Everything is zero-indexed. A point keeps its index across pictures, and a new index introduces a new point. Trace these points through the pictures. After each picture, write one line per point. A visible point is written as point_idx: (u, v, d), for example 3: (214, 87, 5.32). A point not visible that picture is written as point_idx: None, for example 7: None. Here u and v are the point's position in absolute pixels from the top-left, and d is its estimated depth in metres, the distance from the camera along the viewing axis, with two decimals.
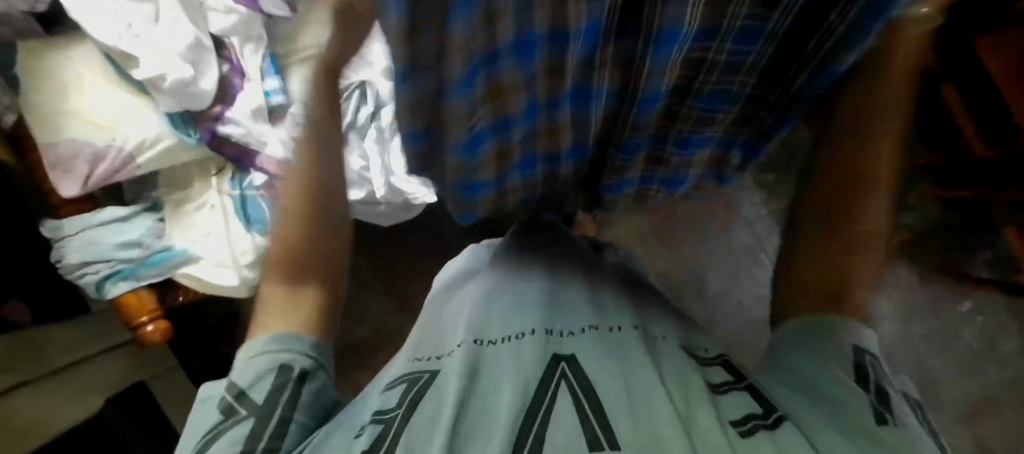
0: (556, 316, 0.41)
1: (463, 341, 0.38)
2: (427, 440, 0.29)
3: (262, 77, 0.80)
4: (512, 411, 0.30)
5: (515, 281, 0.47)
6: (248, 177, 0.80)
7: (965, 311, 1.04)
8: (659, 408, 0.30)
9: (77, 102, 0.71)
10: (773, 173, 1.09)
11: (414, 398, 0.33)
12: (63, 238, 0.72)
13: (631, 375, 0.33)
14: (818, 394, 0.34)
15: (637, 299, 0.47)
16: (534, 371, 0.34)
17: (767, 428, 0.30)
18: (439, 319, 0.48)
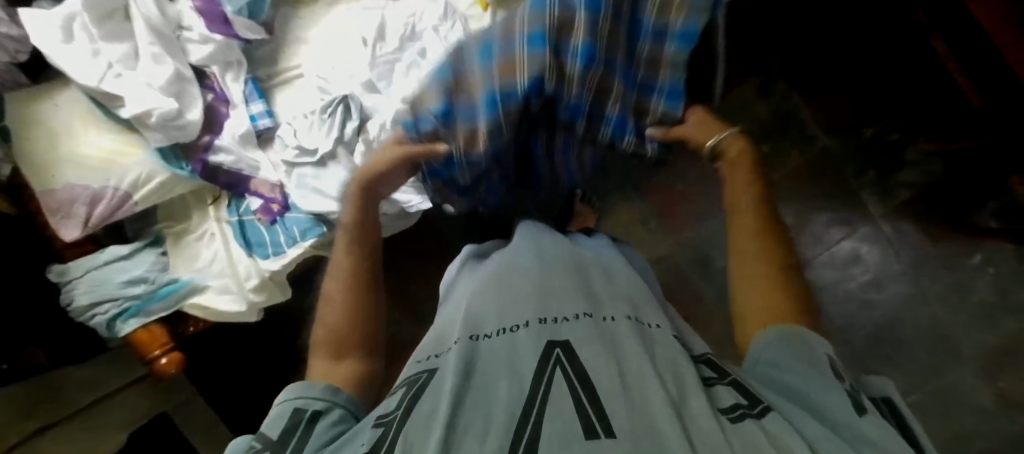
0: (549, 306, 0.42)
1: (459, 338, 0.39)
2: (425, 436, 0.30)
3: (246, 102, 0.80)
4: (509, 405, 0.31)
5: (507, 278, 0.48)
6: (245, 202, 0.81)
7: (976, 264, 1.02)
8: (650, 394, 0.31)
9: (69, 147, 0.71)
10: (768, 144, 1.08)
11: (412, 398, 0.35)
12: (71, 281, 0.73)
13: (625, 364, 0.34)
14: (804, 399, 0.33)
15: (631, 290, 0.47)
16: (530, 364, 0.35)
17: (755, 416, 0.30)
18: (439, 318, 0.50)
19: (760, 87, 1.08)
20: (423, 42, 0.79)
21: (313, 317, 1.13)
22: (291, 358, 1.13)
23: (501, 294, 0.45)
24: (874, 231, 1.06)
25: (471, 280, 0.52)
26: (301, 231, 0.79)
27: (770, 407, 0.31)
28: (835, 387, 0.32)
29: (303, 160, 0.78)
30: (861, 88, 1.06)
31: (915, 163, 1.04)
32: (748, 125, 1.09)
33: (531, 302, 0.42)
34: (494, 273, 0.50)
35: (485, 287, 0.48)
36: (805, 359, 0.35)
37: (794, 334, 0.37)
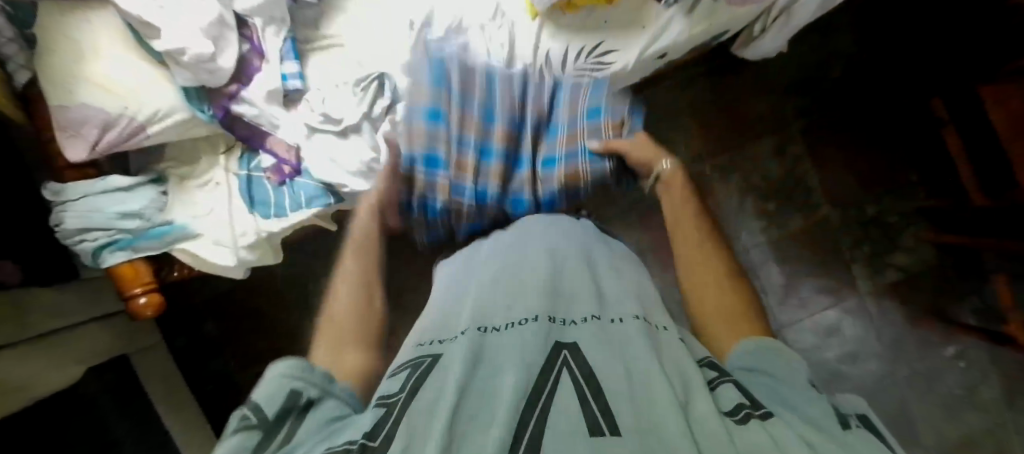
0: (560, 306, 0.43)
1: (467, 328, 0.40)
2: (428, 422, 0.30)
3: (281, 60, 0.80)
4: (515, 395, 0.31)
5: (517, 268, 0.48)
6: (257, 158, 0.80)
7: (950, 356, 1.05)
8: (657, 395, 0.32)
9: (94, 67, 0.70)
10: (774, 203, 1.11)
11: (416, 383, 0.36)
12: (64, 203, 0.71)
13: (633, 367, 0.35)
14: (779, 396, 0.36)
15: (641, 294, 0.47)
16: (537, 356, 0.35)
17: (759, 418, 0.31)
18: (447, 301, 0.50)
19: (776, 146, 1.11)
20: (467, 37, 0.79)
21: (295, 287, 1.12)
22: (267, 323, 1.12)
23: (510, 287, 0.45)
24: (858, 305, 1.08)
25: (479, 267, 0.53)
26: (307, 197, 0.79)
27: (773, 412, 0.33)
28: (816, 399, 0.34)
29: (325, 127, 0.79)
30: (875, 167, 1.08)
31: (908, 248, 1.07)
32: (757, 180, 1.11)
33: (541, 297, 0.43)
34: (506, 263, 0.50)
35: (490, 279, 0.48)
36: (782, 364, 0.39)
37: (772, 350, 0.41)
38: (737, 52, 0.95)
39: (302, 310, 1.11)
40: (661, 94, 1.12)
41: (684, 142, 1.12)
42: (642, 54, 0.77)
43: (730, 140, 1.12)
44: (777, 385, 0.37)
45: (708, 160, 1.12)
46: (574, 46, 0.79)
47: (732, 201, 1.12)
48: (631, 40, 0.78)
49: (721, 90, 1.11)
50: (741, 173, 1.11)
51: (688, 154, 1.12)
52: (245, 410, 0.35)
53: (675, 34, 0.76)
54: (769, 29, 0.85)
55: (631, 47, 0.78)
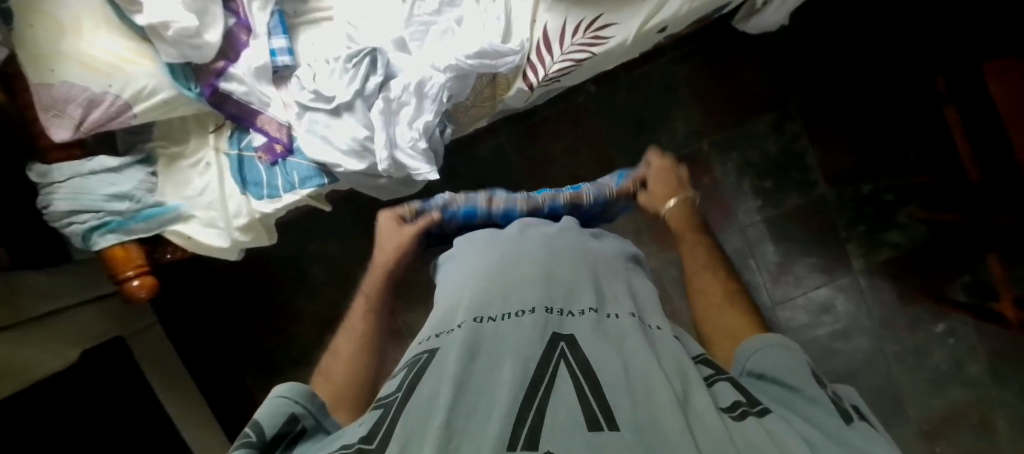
0: (557, 297, 0.44)
1: (464, 320, 0.41)
2: (427, 416, 0.31)
3: (269, 35, 0.77)
4: (511, 389, 0.32)
5: (515, 264, 0.49)
6: (247, 137, 0.78)
7: (939, 332, 1.06)
8: (655, 390, 0.32)
9: (75, 44, 0.67)
10: (771, 181, 1.10)
11: (413, 381, 0.37)
12: (52, 184, 0.69)
13: (629, 359, 0.36)
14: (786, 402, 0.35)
15: (635, 291, 0.48)
16: (534, 351, 0.37)
17: (755, 415, 0.32)
18: (444, 294, 0.51)
19: (774, 123, 1.10)
20: (461, 10, 0.77)
21: (291, 267, 1.11)
22: (264, 305, 1.12)
23: (505, 280, 0.47)
24: (851, 283, 1.10)
25: (476, 260, 0.53)
26: (300, 178, 0.78)
27: (770, 408, 0.33)
28: (815, 393, 0.35)
29: (317, 105, 0.76)
30: (874, 143, 1.07)
31: (902, 226, 1.07)
32: (755, 158, 1.10)
33: (538, 291, 0.44)
34: (502, 255, 0.51)
35: (488, 272, 0.49)
36: (792, 364, 0.38)
37: (778, 345, 0.40)
38: (739, 26, 0.93)
39: (299, 291, 1.11)
40: (659, 71, 1.09)
41: (682, 118, 1.10)
42: (644, 25, 0.74)
43: (729, 117, 1.11)
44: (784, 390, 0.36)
45: (705, 137, 1.11)
46: (572, 18, 0.75)
47: (729, 180, 1.11)
48: (632, 10, 0.74)
49: (721, 67, 1.09)
50: (738, 150, 1.11)
51: (685, 131, 1.11)
52: (247, 431, 0.37)
53: (676, 5, 0.73)
54: (772, 2, 0.83)
55: (632, 19, 0.74)
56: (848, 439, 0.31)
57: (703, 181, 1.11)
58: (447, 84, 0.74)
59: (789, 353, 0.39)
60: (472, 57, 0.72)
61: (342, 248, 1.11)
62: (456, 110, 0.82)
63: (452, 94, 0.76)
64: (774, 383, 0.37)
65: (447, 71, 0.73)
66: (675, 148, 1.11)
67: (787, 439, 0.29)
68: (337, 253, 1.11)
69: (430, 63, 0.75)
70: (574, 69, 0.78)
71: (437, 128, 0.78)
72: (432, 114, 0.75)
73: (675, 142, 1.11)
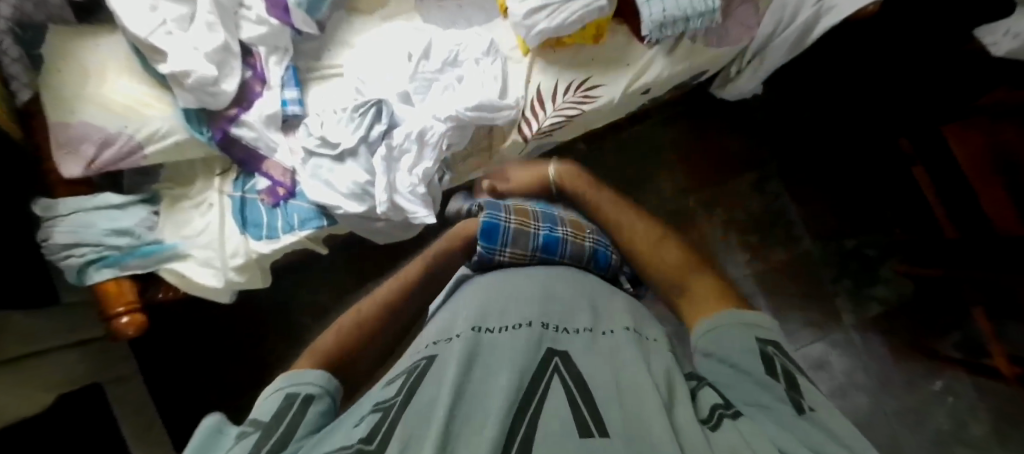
0: (552, 312, 0.44)
1: (461, 329, 0.40)
2: (426, 423, 0.30)
3: (282, 86, 0.82)
4: (507, 397, 0.31)
5: (510, 281, 0.49)
6: (252, 180, 0.81)
7: (936, 390, 1.06)
8: (645, 401, 0.33)
9: (97, 87, 0.72)
10: (757, 236, 1.14)
11: (413, 383, 0.35)
12: (55, 218, 0.70)
13: (621, 374, 0.36)
14: (742, 380, 0.36)
15: (631, 313, 0.48)
16: (530, 363, 0.36)
17: (731, 417, 0.32)
18: (439, 311, 0.50)
19: (756, 182, 1.15)
20: (462, 70, 0.84)
21: (280, 316, 1.10)
22: (249, 354, 1.09)
23: (500, 292, 0.46)
24: (843, 338, 1.10)
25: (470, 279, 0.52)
26: (300, 220, 0.80)
27: (744, 411, 0.33)
28: (770, 384, 0.35)
29: (322, 150, 0.80)
30: (853, 201, 1.12)
31: (887, 282, 1.10)
32: (739, 214, 1.14)
33: (535, 306, 0.44)
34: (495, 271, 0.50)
35: (488, 287, 0.48)
36: (745, 345, 0.38)
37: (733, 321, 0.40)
38: (717, 93, 0.99)
39: (288, 340, 1.09)
40: (645, 133, 1.16)
41: (669, 176, 1.15)
42: (629, 88, 0.82)
43: (713, 176, 1.16)
44: (739, 372, 0.37)
45: (692, 194, 1.15)
46: (561, 80, 0.83)
47: (716, 234, 1.14)
48: (618, 72, 0.82)
49: (703, 130, 1.16)
50: (724, 207, 1.15)
51: (673, 189, 1.15)
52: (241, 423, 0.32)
53: (658, 70, 0.82)
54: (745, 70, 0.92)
55: (618, 82, 0.82)
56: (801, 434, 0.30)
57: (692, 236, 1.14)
58: (447, 133, 0.79)
59: (756, 331, 0.39)
60: (471, 109, 0.78)
61: (334, 297, 1.11)
62: (454, 159, 0.85)
63: (451, 142, 0.80)
64: (722, 362, 0.38)
65: (447, 121, 0.79)
66: (663, 203, 1.15)
67: (758, 442, 0.30)
68: (329, 301, 1.10)
69: (432, 114, 0.80)
70: (566, 124, 0.83)
71: (436, 174, 0.81)
72: (430, 161, 0.79)
73: (664, 198, 1.14)
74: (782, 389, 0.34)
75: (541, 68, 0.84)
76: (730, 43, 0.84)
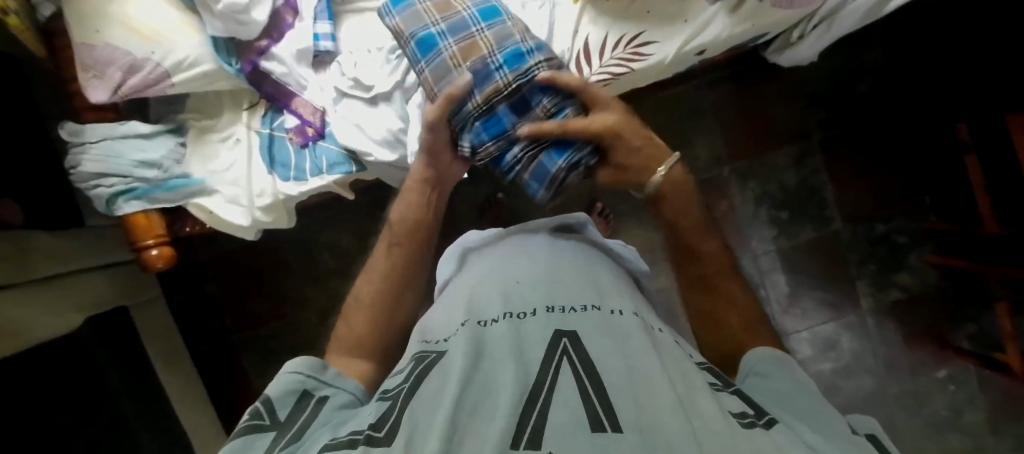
0: (559, 298, 0.48)
1: (467, 323, 0.45)
2: (431, 414, 0.34)
3: (314, 19, 0.75)
4: (512, 387, 0.35)
5: (517, 268, 0.53)
6: (280, 118, 0.78)
7: (940, 378, 1.08)
8: (658, 388, 0.34)
9: (120, 6, 0.66)
10: (788, 212, 1.10)
11: (420, 376, 0.40)
12: (83, 144, 0.68)
13: (632, 359, 0.38)
14: (788, 399, 0.40)
15: (634, 298, 0.52)
16: (536, 354, 0.39)
17: (762, 426, 0.34)
18: (448, 296, 0.56)
19: (796, 156, 1.10)
20: None
21: (301, 252, 1.11)
22: (271, 288, 1.11)
23: (509, 284, 0.51)
24: (858, 321, 1.11)
25: (480, 269, 0.57)
26: (328, 163, 0.77)
27: (776, 420, 0.36)
28: (825, 406, 0.38)
29: (355, 92, 0.75)
30: (894, 184, 1.08)
31: (913, 269, 1.09)
32: (773, 189, 1.11)
33: (541, 294, 0.48)
34: (502, 263, 0.55)
35: (492, 276, 0.53)
36: (794, 378, 0.42)
37: (779, 358, 0.44)
38: (770, 57, 0.95)
39: (310, 277, 1.11)
40: (685, 95, 1.09)
41: (705, 143, 1.11)
42: (681, 49, 0.77)
43: (752, 146, 1.11)
44: (787, 391, 0.40)
45: (727, 164, 1.11)
46: (612, 34, 0.77)
47: (746, 208, 1.11)
48: (674, 30, 0.77)
49: (747, 96, 1.10)
50: (759, 180, 1.11)
51: (708, 156, 1.11)
52: (257, 404, 0.42)
53: (717, 29, 0.76)
54: (806, 37, 0.85)
55: (673, 39, 0.77)
56: (844, 442, 0.34)
57: (720, 207, 1.12)
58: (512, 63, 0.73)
59: (792, 371, 0.43)
60: None
61: (356, 239, 1.10)
62: None
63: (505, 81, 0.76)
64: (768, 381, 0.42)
65: None
66: (696, 171, 1.11)
67: (789, 448, 0.31)
68: (351, 242, 1.10)
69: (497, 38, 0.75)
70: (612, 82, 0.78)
71: None
72: None
73: (697, 166, 1.11)
74: (834, 411, 0.38)
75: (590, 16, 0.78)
76: (799, 7, 0.76)
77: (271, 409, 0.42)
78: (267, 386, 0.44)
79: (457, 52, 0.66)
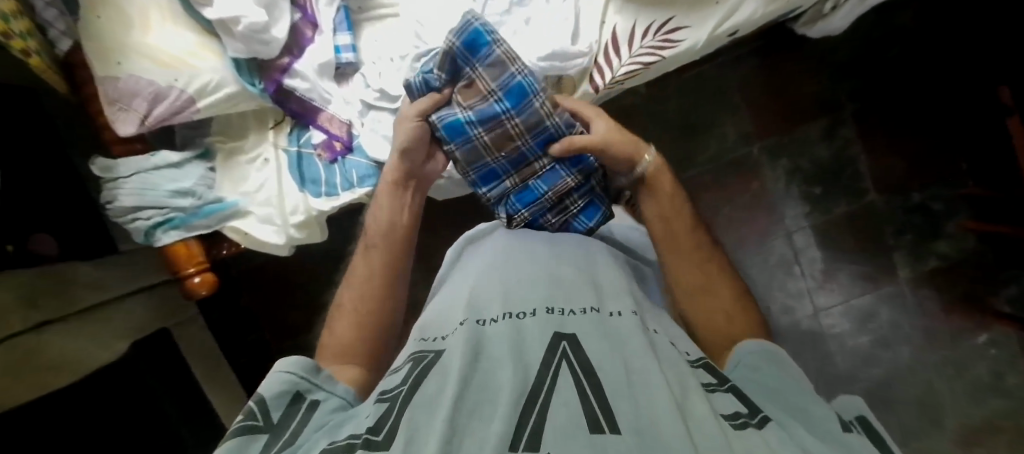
0: (557, 298, 0.46)
1: (466, 321, 0.44)
2: (429, 417, 0.33)
3: (334, 31, 0.74)
4: (510, 389, 0.34)
5: (514, 268, 0.52)
6: (307, 133, 0.77)
7: (981, 344, 1.07)
8: (654, 390, 0.33)
9: (142, 35, 0.65)
10: (821, 187, 1.08)
11: (419, 375, 0.39)
12: (116, 179, 0.67)
13: (630, 360, 0.36)
14: (783, 398, 0.38)
15: (634, 294, 0.50)
16: (535, 354, 0.38)
17: (755, 426, 0.33)
18: (445, 295, 0.55)
19: (827, 128, 1.07)
20: (530, 10, 0.75)
21: (332, 260, 1.11)
22: (306, 297, 1.12)
23: (506, 283, 0.49)
24: (895, 292, 1.09)
25: (474, 266, 0.57)
26: (358, 176, 0.77)
27: (770, 418, 0.34)
28: (818, 401, 0.37)
29: (382, 104, 0.74)
30: (931, 150, 1.05)
31: (951, 237, 1.07)
32: (805, 165, 1.08)
33: (540, 293, 0.46)
34: (495, 264, 0.54)
35: (488, 276, 0.52)
36: (790, 375, 0.41)
37: (775, 356, 0.43)
38: (800, 30, 0.91)
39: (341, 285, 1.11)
40: (710, 74, 1.07)
41: (732, 122, 1.08)
42: (717, 29, 0.74)
43: (782, 122, 1.08)
44: (784, 387, 0.39)
45: (756, 141, 1.08)
46: (641, 22, 0.74)
47: (777, 185, 1.09)
48: (705, 12, 0.74)
49: (775, 70, 1.06)
50: (790, 156, 1.08)
51: (736, 135, 1.09)
52: (252, 404, 0.41)
53: (750, 10, 0.73)
54: (841, 7, 0.82)
55: (705, 22, 0.74)
56: (835, 442, 0.33)
57: (751, 185, 1.10)
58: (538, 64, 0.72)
59: (788, 370, 0.41)
60: (542, 60, 0.71)
61: None
62: None
63: None
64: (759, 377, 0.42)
65: None
66: (724, 152, 1.09)
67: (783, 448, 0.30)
68: None
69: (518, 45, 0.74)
70: (641, 72, 0.76)
71: None
72: None
73: (725, 146, 1.09)
74: (828, 408, 0.36)
75: (617, 5, 0.75)
76: None
77: (265, 410, 0.40)
78: (261, 386, 0.42)
79: (490, 142, 0.63)
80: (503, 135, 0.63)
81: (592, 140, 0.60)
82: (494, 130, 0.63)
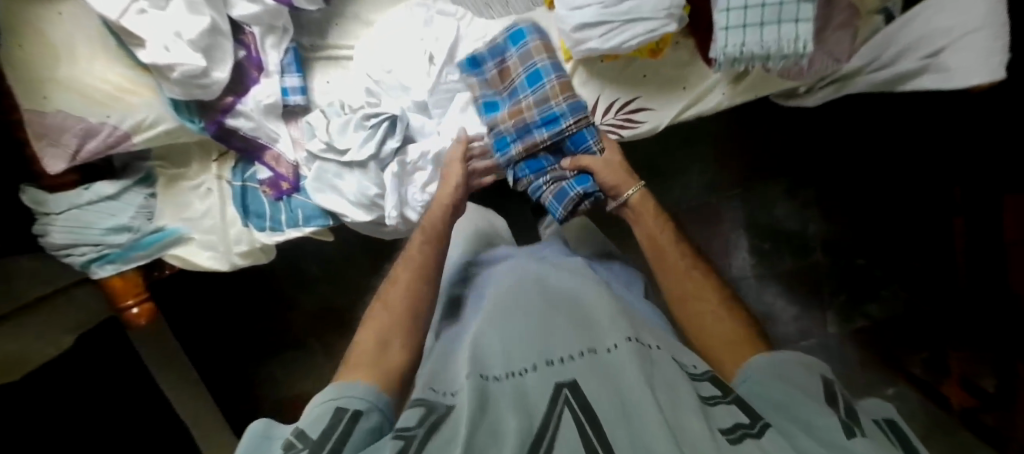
0: (551, 343, 0.42)
1: (468, 375, 0.40)
2: None
3: (282, 72, 0.71)
4: (514, 445, 0.31)
5: (508, 312, 0.48)
6: (252, 169, 0.75)
7: (883, 389, 1.07)
8: (648, 423, 0.32)
9: (71, 69, 0.61)
10: (771, 243, 1.11)
11: (431, 425, 0.36)
12: (48, 214, 0.66)
13: (628, 395, 0.35)
14: (787, 410, 0.38)
15: (629, 317, 0.47)
16: (536, 409, 0.35)
17: (754, 438, 0.33)
18: (453, 343, 0.51)
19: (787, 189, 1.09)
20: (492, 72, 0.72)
21: (288, 263, 1.09)
22: None
23: (502, 329, 0.46)
24: (822, 343, 1.11)
25: (483, 309, 0.53)
26: (304, 216, 0.76)
27: (768, 425, 0.35)
28: (821, 409, 0.37)
29: (328, 156, 0.70)
30: (880, 221, 1.08)
31: (882, 299, 1.09)
32: (761, 219, 1.11)
33: (537, 341, 0.42)
34: (490, 310, 0.50)
35: (486, 321, 0.48)
36: (799, 379, 0.41)
37: (783, 361, 0.43)
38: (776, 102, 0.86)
39: (293, 284, 1.11)
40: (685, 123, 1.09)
41: (698, 171, 1.10)
42: (677, 116, 0.71)
43: (745, 172, 1.10)
44: (790, 392, 0.39)
45: (720, 192, 1.11)
46: (604, 98, 0.72)
47: (733, 234, 1.12)
48: (671, 97, 0.71)
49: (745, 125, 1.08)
50: (745, 201, 1.11)
51: (702, 184, 1.10)
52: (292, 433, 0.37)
53: (715, 101, 0.71)
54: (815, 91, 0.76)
55: (668, 107, 0.71)
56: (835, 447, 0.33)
57: (710, 231, 1.12)
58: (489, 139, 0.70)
59: (796, 373, 0.41)
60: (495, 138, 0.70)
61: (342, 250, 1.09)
62: None
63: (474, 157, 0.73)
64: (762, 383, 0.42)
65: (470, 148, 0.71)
66: (688, 198, 1.11)
67: None
68: (336, 255, 1.09)
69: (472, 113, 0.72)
70: None
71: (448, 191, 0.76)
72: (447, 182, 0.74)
73: (689, 194, 1.11)
74: (833, 413, 0.36)
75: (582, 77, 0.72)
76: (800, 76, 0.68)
77: (305, 436, 0.37)
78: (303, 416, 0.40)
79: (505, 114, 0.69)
80: (519, 111, 0.68)
81: (596, 161, 0.67)
82: (516, 105, 0.68)
